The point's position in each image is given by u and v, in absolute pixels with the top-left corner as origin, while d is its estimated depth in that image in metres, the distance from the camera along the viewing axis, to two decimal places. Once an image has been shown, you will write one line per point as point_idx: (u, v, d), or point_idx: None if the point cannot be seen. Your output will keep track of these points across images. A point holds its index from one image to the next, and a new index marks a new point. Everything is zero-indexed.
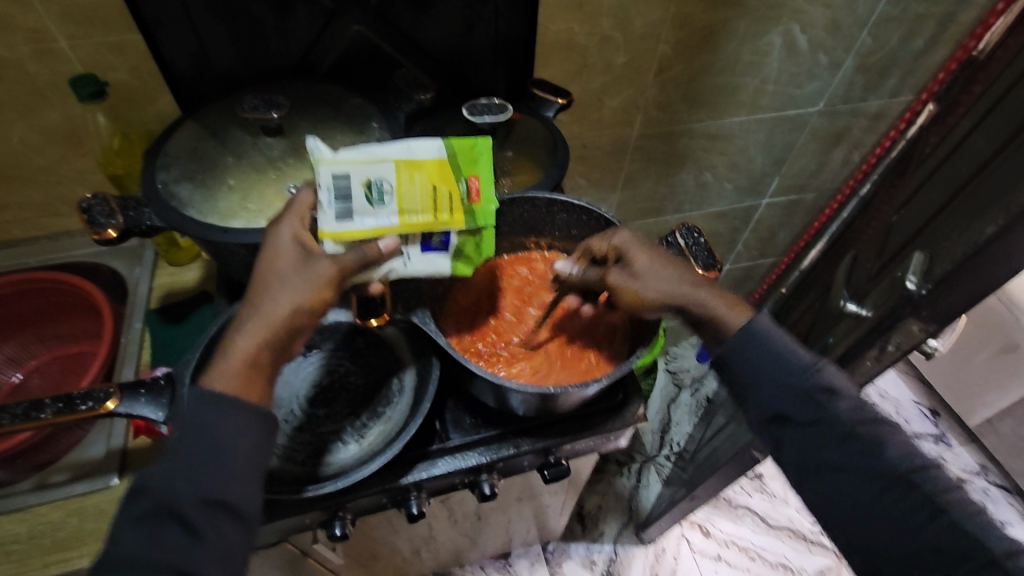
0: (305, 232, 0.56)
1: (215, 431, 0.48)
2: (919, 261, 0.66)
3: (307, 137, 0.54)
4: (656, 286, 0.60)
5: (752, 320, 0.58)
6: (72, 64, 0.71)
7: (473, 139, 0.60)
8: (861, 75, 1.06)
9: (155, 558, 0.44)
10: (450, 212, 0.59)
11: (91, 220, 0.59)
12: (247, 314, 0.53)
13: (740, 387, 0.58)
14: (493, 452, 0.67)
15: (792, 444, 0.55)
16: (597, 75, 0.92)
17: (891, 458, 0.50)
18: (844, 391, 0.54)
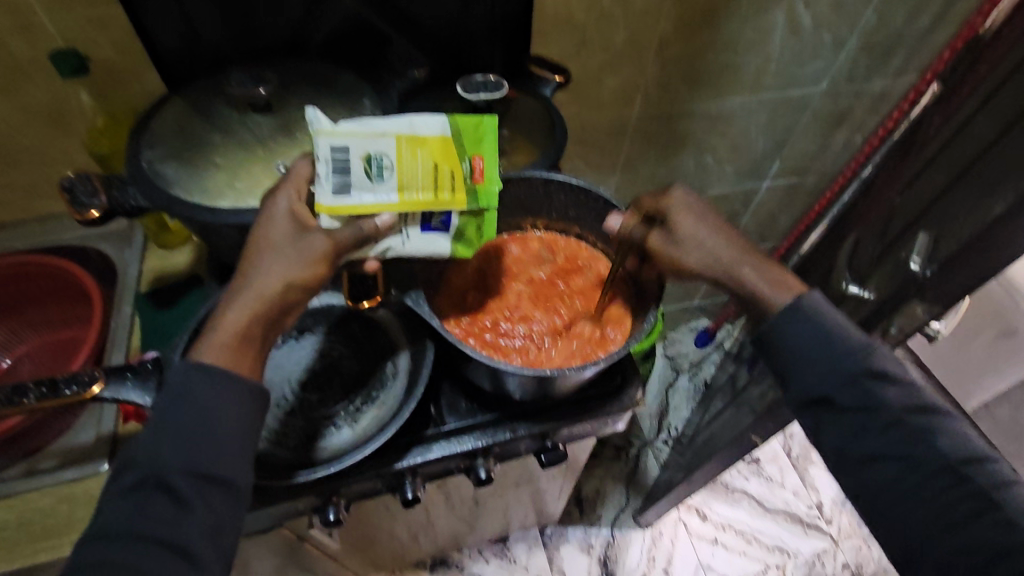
0: (301, 205, 0.54)
1: (205, 404, 0.48)
2: (923, 244, 0.67)
3: (307, 108, 0.53)
4: (701, 253, 0.60)
5: (801, 298, 0.57)
6: (52, 38, 0.69)
7: (479, 118, 0.58)
8: (865, 55, 1.04)
9: (141, 528, 0.44)
10: (452, 190, 0.57)
11: (73, 200, 0.58)
12: (240, 286, 0.51)
13: (784, 368, 0.57)
14: (489, 437, 0.66)
15: (833, 428, 0.54)
16: (596, 53, 0.89)
17: (944, 448, 0.50)
18: (894, 377, 0.53)
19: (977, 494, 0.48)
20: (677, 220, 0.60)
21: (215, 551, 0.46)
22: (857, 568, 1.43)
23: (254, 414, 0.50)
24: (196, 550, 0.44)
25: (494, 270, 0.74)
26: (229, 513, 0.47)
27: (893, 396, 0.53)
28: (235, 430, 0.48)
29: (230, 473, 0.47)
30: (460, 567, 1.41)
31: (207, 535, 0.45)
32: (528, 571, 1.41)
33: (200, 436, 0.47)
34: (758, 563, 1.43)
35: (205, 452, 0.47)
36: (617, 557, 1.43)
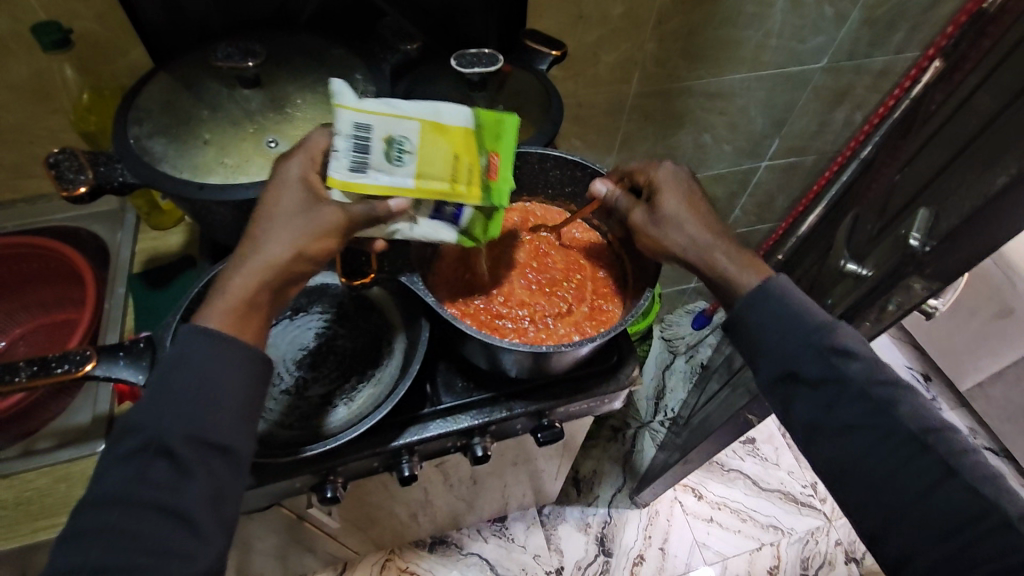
0: (314, 173, 0.53)
1: (205, 371, 0.47)
2: (924, 219, 0.64)
3: (334, 77, 0.51)
4: (679, 234, 0.58)
5: (767, 279, 0.56)
6: (34, 11, 0.67)
7: (500, 116, 0.58)
8: (868, 29, 1.02)
9: (141, 495, 0.43)
10: (467, 184, 0.56)
11: (58, 176, 0.56)
12: (246, 254, 0.50)
13: (750, 345, 0.57)
14: (485, 415, 0.66)
15: (802, 403, 0.54)
16: (593, 27, 0.88)
17: (905, 419, 0.50)
18: (858, 353, 0.53)
19: (935, 463, 0.49)
20: (663, 198, 0.60)
21: (217, 522, 0.45)
22: (850, 545, 1.45)
23: (257, 384, 0.49)
24: (198, 519, 0.44)
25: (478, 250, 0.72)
26: (230, 481, 0.47)
27: (857, 371, 0.52)
28: (236, 399, 0.47)
29: (230, 441, 0.47)
30: (459, 546, 1.42)
31: (209, 504, 0.45)
32: (525, 550, 1.42)
33: (199, 403, 0.46)
34: (753, 541, 1.45)
35: (205, 419, 0.46)
36: (613, 535, 1.45)
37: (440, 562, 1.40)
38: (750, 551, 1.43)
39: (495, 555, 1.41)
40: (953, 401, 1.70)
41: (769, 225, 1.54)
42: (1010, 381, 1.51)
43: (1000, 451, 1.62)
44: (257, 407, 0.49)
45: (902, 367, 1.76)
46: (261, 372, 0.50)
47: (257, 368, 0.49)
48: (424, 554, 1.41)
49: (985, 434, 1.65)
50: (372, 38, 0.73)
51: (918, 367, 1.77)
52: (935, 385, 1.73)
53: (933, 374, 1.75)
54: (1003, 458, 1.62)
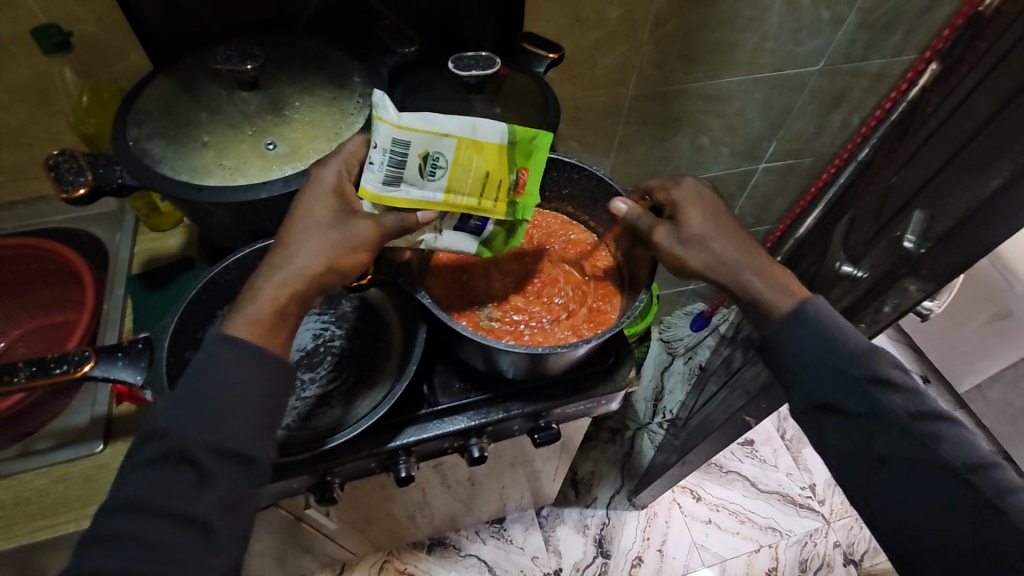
0: (348, 183, 0.55)
1: (229, 379, 0.47)
2: (919, 221, 0.65)
3: (377, 92, 0.52)
4: (707, 256, 0.58)
5: (802, 301, 0.56)
6: (35, 14, 0.67)
7: (536, 131, 0.58)
8: (864, 32, 1.02)
9: (161, 504, 0.43)
10: (496, 201, 0.57)
11: (58, 178, 0.56)
12: (279, 262, 0.51)
13: (787, 373, 0.56)
14: (482, 416, 0.66)
15: (837, 434, 0.55)
16: (590, 30, 0.88)
17: (946, 454, 0.51)
18: (897, 384, 0.53)
19: (979, 502, 0.49)
20: (689, 217, 0.59)
21: (231, 528, 0.46)
22: (849, 547, 1.45)
23: (271, 394, 0.49)
24: (217, 525, 0.44)
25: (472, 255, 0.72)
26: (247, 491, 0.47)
27: (896, 403, 0.53)
28: (255, 406, 0.47)
29: (252, 450, 0.47)
30: (457, 547, 1.43)
31: (223, 511, 0.45)
32: (524, 551, 1.42)
33: (224, 412, 0.46)
34: (752, 542, 1.45)
35: (226, 427, 0.46)
36: (612, 537, 1.45)
37: (438, 563, 1.40)
38: (749, 553, 1.43)
39: (494, 557, 1.41)
40: (952, 403, 1.71)
41: (767, 227, 1.55)
42: (1008, 382, 1.52)
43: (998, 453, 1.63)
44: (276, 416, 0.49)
45: None
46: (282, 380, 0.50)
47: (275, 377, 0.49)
48: (422, 555, 1.41)
49: (983, 436, 1.65)
50: (370, 40, 0.74)
51: (916, 368, 1.77)
52: (933, 386, 1.73)
53: (932, 376, 1.75)
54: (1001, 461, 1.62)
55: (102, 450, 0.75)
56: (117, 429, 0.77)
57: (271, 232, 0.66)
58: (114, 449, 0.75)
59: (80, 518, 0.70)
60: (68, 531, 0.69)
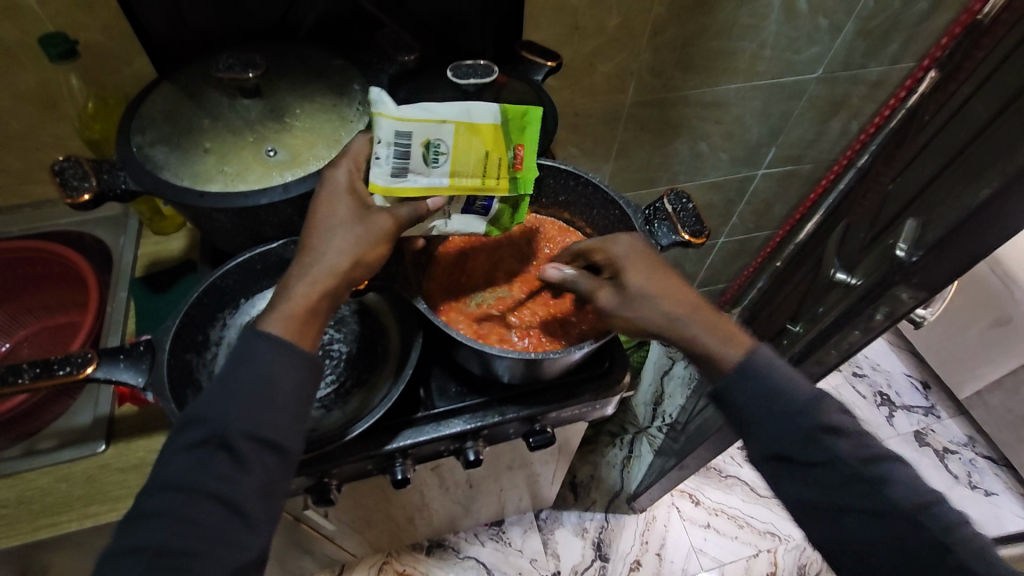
0: (359, 181, 0.56)
1: (271, 370, 0.48)
2: (911, 231, 0.66)
3: (372, 90, 0.55)
4: (650, 315, 0.56)
5: (750, 351, 0.55)
6: (42, 23, 0.69)
7: (525, 108, 0.60)
8: (862, 40, 1.03)
9: (204, 484, 0.45)
10: (498, 178, 0.59)
11: (63, 183, 0.57)
12: (309, 261, 0.51)
13: (742, 425, 0.55)
14: (478, 419, 0.67)
15: (794, 482, 0.54)
16: (589, 37, 0.89)
17: (896, 497, 0.50)
18: (844, 429, 0.52)
19: None
20: (627, 275, 0.57)
21: (265, 510, 0.47)
22: None
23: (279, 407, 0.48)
24: (249, 509, 0.46)
25: (476, 258, 0.73)
26: (281, 473, 0.48)
27: (847, 450, 0.52)
28: (295, 396, 0.49)
29: (287, 440, 0.48)
30: (456, 549, 1.43)
31: (258, 495, 0.46)
32: (522, 554, 1.43)
33: (266, 402, 0.47)
34: (750, 547, 1.45)
35: (267, 417, 0.47)
36: (610, 541, 1.45)
37: (436, 565, 1.41)
38: (747, 557, 1.43)
39: (492, 559, 1.42)
40: (952, 409, 1.71)
41: (766, 233, 1.56)
42: (1008, 390, 1.51)
43: (999, 460, 1.62)
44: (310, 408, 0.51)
45: (901, 374, 1.77)
46: (317, 372, 0.51)
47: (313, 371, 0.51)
48: (420, 557, 1.42)
49: (983, 442, 1.65)
50: (370, 48, 0.75)
51: (916, 375, 1.77)
52: (933, 392, 1.74)
53: (932, 383, 1.75)
54: (1002, 467, 1.62)
55: (104, 450, 0.76)
56: (119, 429, 0.78)
57: (272, 236, 0.67)
58: (115, 450, 0.76)
59: (82, 518, 0.72)
60: (70, 530, 0.71)
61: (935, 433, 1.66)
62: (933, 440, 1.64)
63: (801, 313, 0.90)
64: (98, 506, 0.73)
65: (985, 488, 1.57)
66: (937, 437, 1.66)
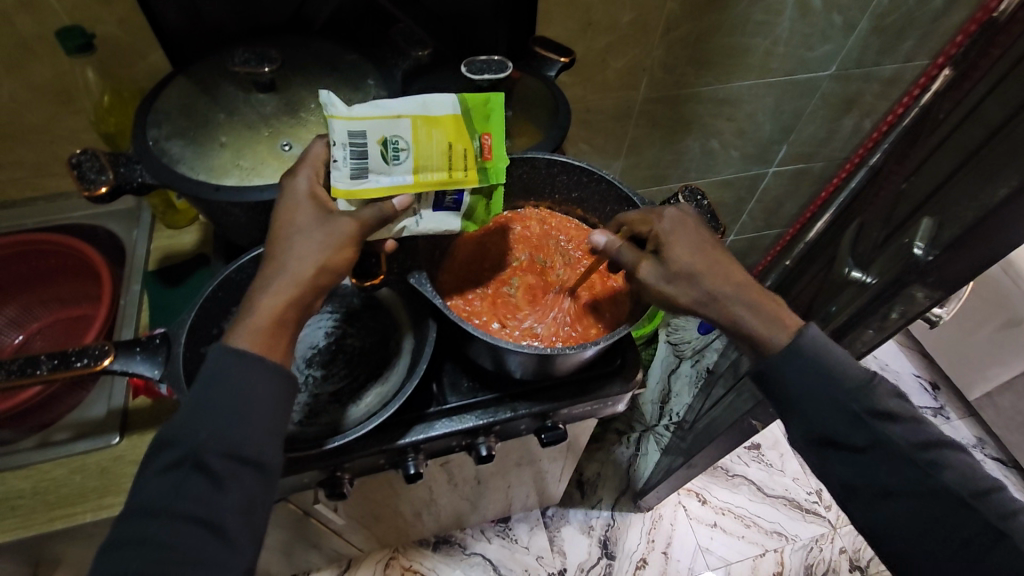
0: (320, 187, 0.55)
1: (247, 383, 0.48)
2: (927, 229, 0.65)
3: (321, 91, 0.52)
4: (695, 291, 0.56)
5: (799, 337, 0.54)
6: (60, 16, 0.69)
7: (487, 94, 0.57)
8: (876, 38, 1.02)
9: (179, 507, 0.44)
10: (465, 170, 0.56)
11: (81, 176, 0.58)
12: (274, 272, 0.51)
13: (789, 407, 0.55)
14: (490, 415, 0.67)
15: (841, 465, 0.54)
16: (602, 33, 0.89)
17: (950, 483, 0.50)
18: (897, 415, 0.52)
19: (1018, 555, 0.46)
20: (674, 247, 0.57)
21: (246, 530, 0.47)
22: (854, 554, 1.45)
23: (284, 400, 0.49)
24: (230, 532, 0.45)
25: (492, 252, 0.74)
26: (261, 495, 0.48)
27: (898, 434, 0.52)
28: (280, 400, 0.50)
29: None
30: (463, 545, 1.43)
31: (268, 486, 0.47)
32: (529, 551, 1.43)
33: (243, 416, 0.48)
34: (757, 547, 1.45)
35: (240, 434, 0.47)
36: (616, 539, 1.45)
37: (443, 561, 1.41)
38: (754, 557, 1.43)
39: (498, 556, 1.42)
40: (962, 410, 1.70)
41: (776, 231, 1.55)
42: (1019, 391, 1.50)
43: (1008, 462, 1.61)
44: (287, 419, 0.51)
45: (910, 375, 1.76)
46: (295, 379, 0.51)
47: (291, 381, 0.51)
48: (427, 553, 1.42)
49: (993, 444, 1.64)
50: (384, 43, 0.75)
51: (926, 375, 1.76)
52: (942, 393, 1.73)
53: (941, 384, 1.75)
54: (1012, 469, 1.61)
55: (117, 442, 0.76)
56: (131, 421, 0.78)
57: None
58: (128, 442, 0.77)
59: (95, 509, 0.72)
60: (82, 521, 0.71)
61: (944, 434, 1.65)
62: None
63: (813, 311, 0.89)
64: (112, 498, 0.73)
65: None
66: None
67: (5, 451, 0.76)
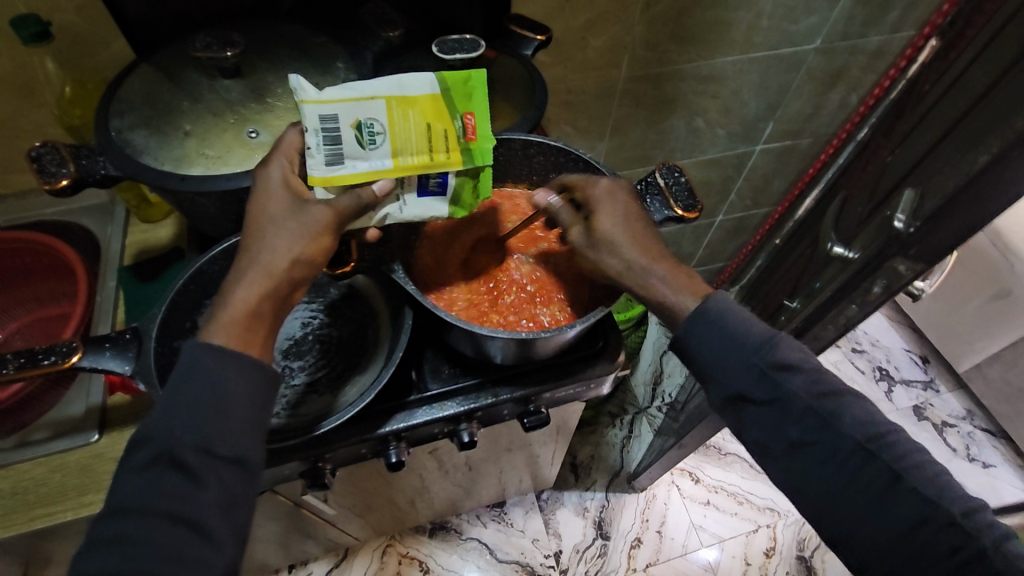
0: (295, 176, 0.54)
1: (216, 380, 0.47)
2: (910, 200, 0.65)
3: (290, 75, 0.51)
4: (612, 261, 0.58)
5: (706, 302, 0.56)
6: (15, 5, 0.67)
7: (468, 71, 0.56)
8: (861, 9, 1.00)
9: (153, 505, 0.44)
10: (447, 152, 0.55)
11: (40, 169, 0.56)
12: (247, 264, 0.50)
13: (697, 367, 0.57)
14: (471, 401, 0.66)
15: (754, 424, 0.54)
16: (580, 11, 0.87)
17: (850, 430, 0.51)
18: (796, 365, 0.53)
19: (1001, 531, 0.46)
20: (602, 218, 0.59)
21: (228, 526, 0.46)
22: None
23: (258, 394, 0.49)
24: (211, 527, 0.45)
25: (474, 226, 0.72)
26: (242, 490, 0.47)
27: (799, 386, 0.52)
28: (250, 396, 0.49)
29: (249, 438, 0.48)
30: (458, 531, 1.44)
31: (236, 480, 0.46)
32: (525, 534, 1.44)
33: (213, 412, 0.47)
34: (750, 523, 1.47)
35: (211, 430, 0.46)
36: (611, 519, 1.46)
37: (439, 546, 1.42)
38: (747, 533, 1.45)
39: (495, 540, 1.43)
40: (951, 382, 1.72)
41: (764, 210, 1.54)
42: (1007, 362, 1.51)
43: (997, 433, 1.64)
44: (268, 414, 0.50)
45: (899, 350, 1.77)
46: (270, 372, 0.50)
47: (268, 377, 0.50)
48: (423, 539, 1.43)
49: (982, 415, 1.67)
50: (354, 25, 0.73)
51: (915, 349, 1.78)
52: (932, 367, 1.75)
53: (931, 357, 1.76)
54: (1000, 440, 1.63)
55: (97, 439, 0.76)
56: (113, 418, 0.78)
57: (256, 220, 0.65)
58: (109, 439, 0.76)
59: (76, 506, 0.71)
60: (63, 519, 0.70)
61: (933, 407, 1.67)
62: (932, 414, 1.66)
63: (800, 289, 0.88)
64: (93, 496, 0.73)
65: (983, 461, 1.59)
66: (936, 411, 1.67)
67: None
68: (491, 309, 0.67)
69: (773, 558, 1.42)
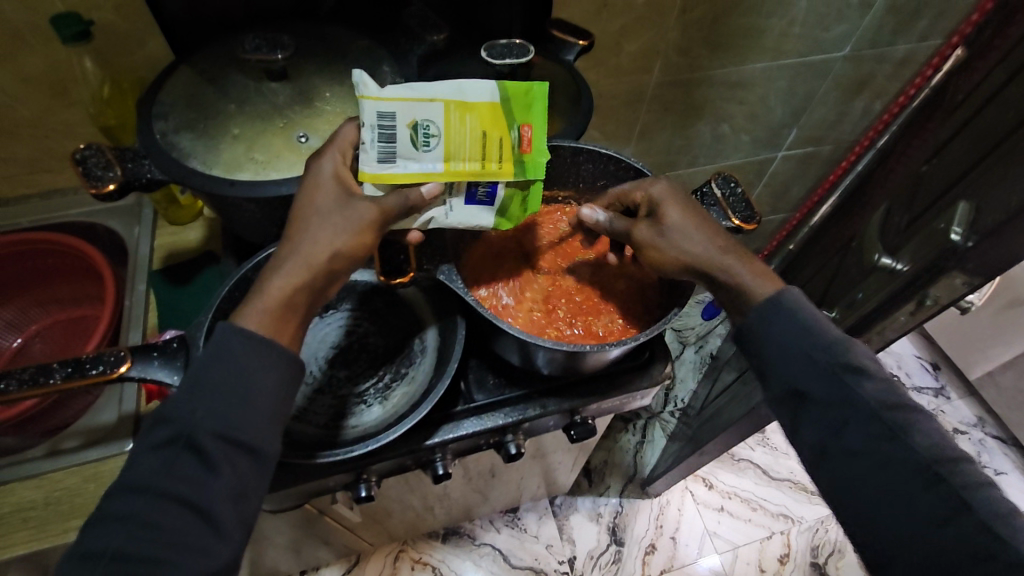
0: (346, 169, 0.53)
1: (247, 368, 0.46)
2: (964, 213, 0.64)
3: (353, 69, 0.50)
4: (688, 244, 0.57)
5: (781, 288, 0.55)
6: (54, 3, 0.65)
7: (530, 82, 0.54)
8: (892, 17, 1.00)
9: (206, 522, 0.42)
10: (499, 162, 0.54)
11: (86, 173, 0.54)
12: (288, 253, 0.50)
13: (763, 363, 0.54)
14: (519, 413, 0.65)
15: (810, 424, 0.51)
16: (618, 14, 0.86)
17: (919, 449, 0.46)
18: (871, 372, 0.50)
19: None
20: (667, 211, 0.58)
21: (239, 524, 0.44)
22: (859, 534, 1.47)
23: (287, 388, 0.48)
24: (222, 519, 0.42)
25: (522, 241, 0.72)
26: (254, 480, 0.45)
27: (870, 392, 0.49)
28: (278, 391, 0.47)
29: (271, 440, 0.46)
30: (472, 536, 1.43)
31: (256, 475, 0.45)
32: (538, 540, 1.43)
33: (237, 399, 0.45)
34: (763, 529, 1.47)
35: (240, 417, 0.45)
36: (625, 525, 1.46)
37: (453, 552, 1.41)
38: (761, 540, 1.45)
39: (508, 546, 1.42)
40: (962, 389, 1.73)
41: (782, 216, 1.54)
42: None
43: (1008, 440, 1.65)
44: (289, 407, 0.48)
45: (911, 356, 1.78)
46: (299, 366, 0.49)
47: (295, 367, 0.49)
48: (436, 545, 1.42)
49: (992, 422, 1.67)
50: (397, 27, 0.71)
51: (926, 356, 1.78)
52: (943, 373, 1.75)
53: (942, 364, 1.77)
54: (1012, 447, 1.64)
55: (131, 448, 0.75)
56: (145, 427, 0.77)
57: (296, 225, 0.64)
58: None
59: None
60: None
61: (945, 414, 1.68)
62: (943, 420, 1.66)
63: (834, 298, 0.88)
64: None
65: (993, 468, 1.60)
66: (947, 418, 1.67)
67: (16, 459, 0.74)
68: (553, 323, 0.67)
69: (786, 565, 1.42)
